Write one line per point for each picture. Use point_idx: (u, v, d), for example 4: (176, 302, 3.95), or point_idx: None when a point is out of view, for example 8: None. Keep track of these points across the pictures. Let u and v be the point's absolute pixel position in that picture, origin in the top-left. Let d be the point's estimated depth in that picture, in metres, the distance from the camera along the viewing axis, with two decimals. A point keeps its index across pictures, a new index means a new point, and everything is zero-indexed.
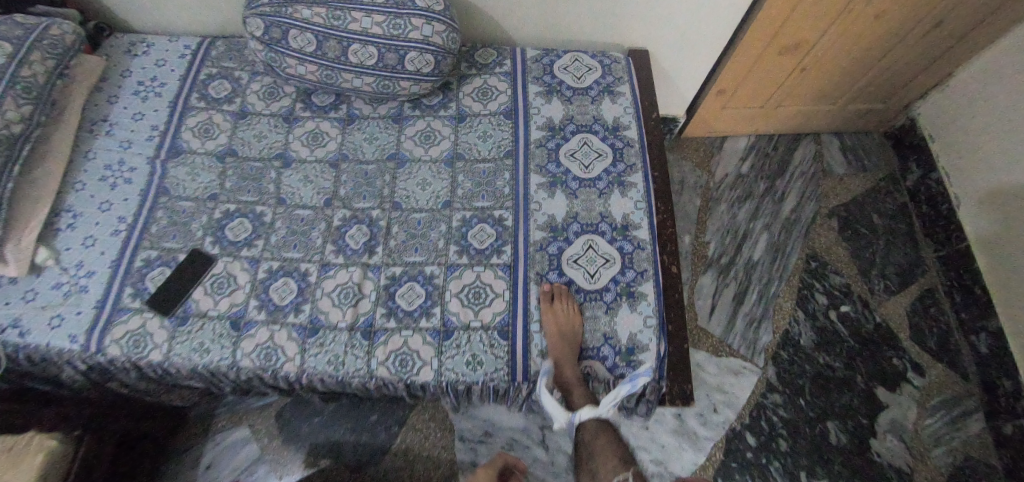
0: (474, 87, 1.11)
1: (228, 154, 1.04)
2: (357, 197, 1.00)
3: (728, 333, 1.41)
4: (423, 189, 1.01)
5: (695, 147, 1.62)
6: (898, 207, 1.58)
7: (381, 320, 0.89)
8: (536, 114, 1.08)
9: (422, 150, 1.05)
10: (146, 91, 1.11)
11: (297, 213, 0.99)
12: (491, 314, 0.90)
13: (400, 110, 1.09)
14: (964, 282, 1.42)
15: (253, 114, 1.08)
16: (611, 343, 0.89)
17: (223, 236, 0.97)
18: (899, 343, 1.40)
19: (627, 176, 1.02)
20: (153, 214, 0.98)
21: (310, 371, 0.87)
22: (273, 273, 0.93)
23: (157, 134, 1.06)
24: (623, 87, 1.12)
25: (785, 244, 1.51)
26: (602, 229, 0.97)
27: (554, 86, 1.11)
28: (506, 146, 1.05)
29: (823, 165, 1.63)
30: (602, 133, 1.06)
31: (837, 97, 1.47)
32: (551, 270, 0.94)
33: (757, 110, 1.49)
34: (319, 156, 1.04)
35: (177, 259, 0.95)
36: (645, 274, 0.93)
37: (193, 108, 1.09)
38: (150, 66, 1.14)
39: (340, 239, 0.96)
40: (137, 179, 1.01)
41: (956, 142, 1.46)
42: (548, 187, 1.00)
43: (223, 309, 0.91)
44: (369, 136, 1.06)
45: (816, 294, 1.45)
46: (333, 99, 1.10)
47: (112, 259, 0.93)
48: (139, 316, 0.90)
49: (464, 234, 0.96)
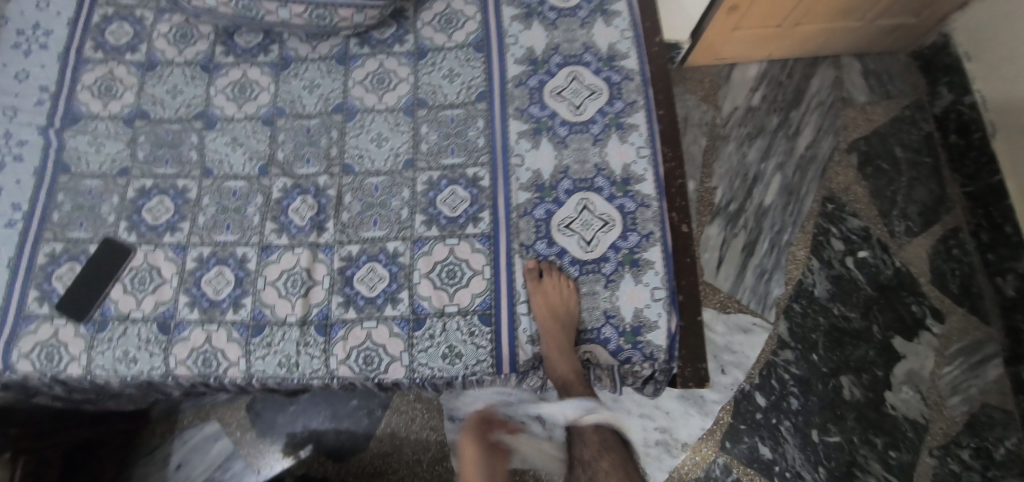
0: (436, 14, 0.90)
1: (138, 116, 0.85)
2: (298, 162, 0.83)
3: (738, 287, 1.28)
4: (378, 146, 0.83)
5: (701, 79, 1.42)
6: (923, 137, 1.41)
7: (339, 311, 0.75)
8: (513, 45, 0.88)
9: (375, 98, 0.86)
10: (28, 42, 0.87)
11: (227, 185, 0.81)
12: (470, 295, 0.75)
13: (345, 49, 0.89)
14: (991, 219, 1.28)
15: (164, 64, 0.88)
16: (614, 323, 0.75)
17: (140, 220, 0.80)
18: (919, 289, 1.28)
19: (626, 116, 0.84)
20: (54, 198, 0.80)
21: (257, 376, 0.73)
22: (203, 261, 0.77)
23: (48, 97, 0.85)
24: (619, 4, 0.91)
25: (799, 185, 1.35)
26: (598, 185, 0.80)
27: (534, 7, 0.91)
28: (478, 87, 0.86)
29: (842, 92, 1.44)
30: (595, 66, 0.87)
31: (866, 9, 1.26)
32: (539, 240, 0.78)
33: (774, 28, 1.28)
34: (249, 113, 0.85)
35: (88, 252, 0.78)
36: (652, 237, 0.78)
37: (89, 60, 0.87)
38: (31, 9, 0.89)
39: (282, 216, 0.80)
40: (30, 155, 0.82)
41: (999, 56, 1.26)
42: (531, 135, 0.83)
43: (148, 310, 0.75)
44: (309, 83, 0.87)
45: (832, 240, 1.31)
46: (261, 39, 0.89)
47: (8, 258, 0.76)
48: (48, 325, 0.74)
49: (431, 200, 0.80)
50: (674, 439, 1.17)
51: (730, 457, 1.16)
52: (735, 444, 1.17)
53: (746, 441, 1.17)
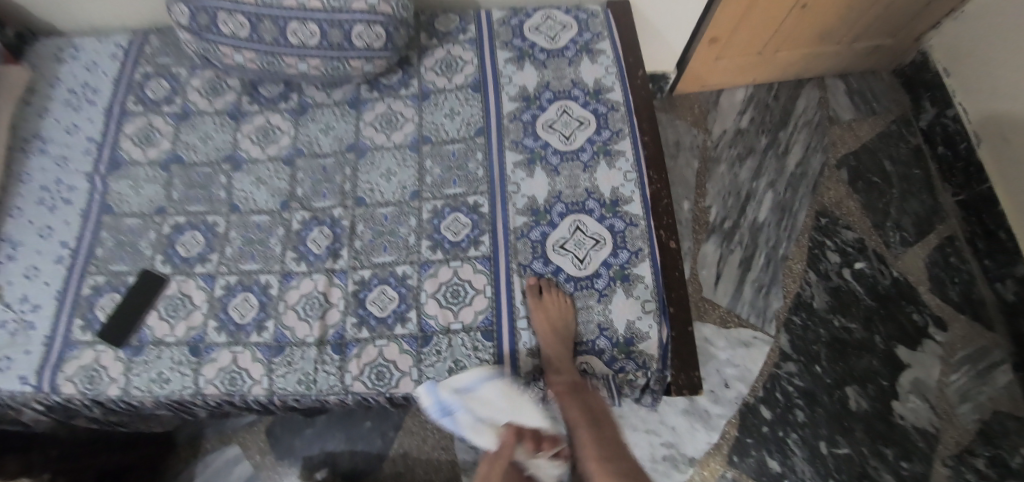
0: (437, 60, 1.00)
1: (173, 161, 0.95)
2: (315, 197, 0.91)
3: (736, 302, 1.32)
4: (388, 180, 0.91)
5: (690, 105, 1.50)
6: (912, 151, 1.46)
7: (353, 331, 0.81)
8: (508, 84, 0.97)
9: (384, 137, 0.95)
10: (78, 100, 0.99)
11: (252, 220, 0.90)
12: (473, 313, 0.81)
13: (356, 94, 0.98)
14: (985, 226, 1.32)
15: (197, 114, 0.98)
16: (607, 334, 0.81)
17: (174, 252, 0.88)
18: (918, 297, 1.31)
19: (613, 143, 0.91)
20: (98, 236, 0.89)
21: (279, 393, 0.79)
22: (231, 288, 0.85)
23: (95, 147, 0.96)
24: (603, 44, 1.00)
25: (792, 201, 1.40)
26: (589, 207, 0.87)
27: (525, 50, 1.00)
28: (476, 123, 0.94)
29: (828, 112, 1.50)
30: (583, 99, 0.95)
31: (842, 33, 1.33)
32: (535, 259, 0.84)
33: (756, 55, 1.36)
34: (272, 155, 0.94)
35: (127, 284, 0.86)
36: (641, 253, 0.84)
37: (130, 113, 0.98)
38: (81, 71, 1.01)
39: (302, 245, 0.87)
40: (78, 198, 0.92)
41: (976, 69, 1.32)
42: (526, 165, 0.90)
43: (180, 335, 0.83)
44: (324, 126, 0.96)
45: (827, 253, 1.35)
46: (282, 89, 0.99)
47: (58, 290, 0.85)
48: (91, 350, 0.82)
49: (436, 226, 0.87)
50: (681, 455, 1.19)
51: (738, 471, 1.17)
52: (743, 458, 1.18)
53: (754, 455, 1.18)
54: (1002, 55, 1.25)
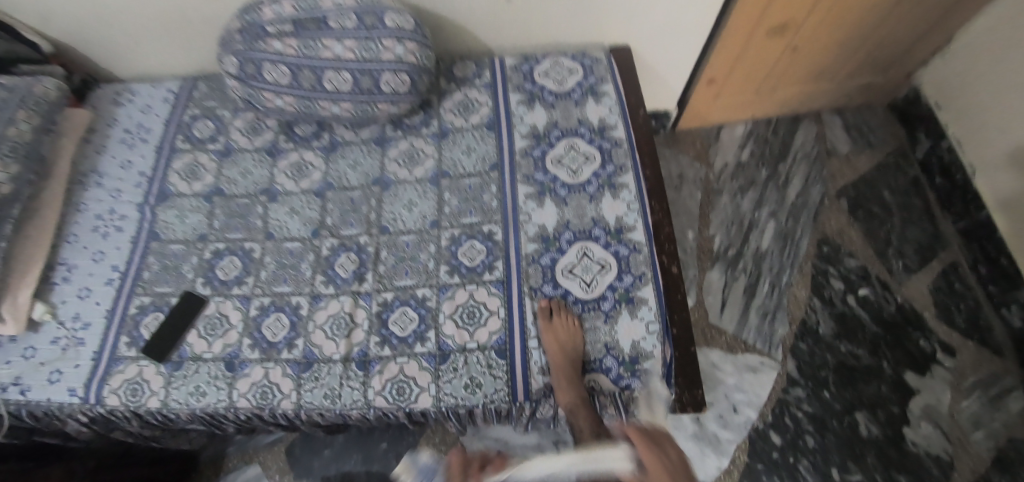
0: (455, 102, 1.10)
1: (215, 193, 1.04)
2: (344, 225, 0.99)
3: (742, 328, 1.35)
4: (410, 210, 0.99)
5: (692, 140, 1.57)
6: (909, 181, 1.51)
7: (376, 349, 0.87)
8: (520, 123, 1.06)
9: (407, 171, 1.03)
10: (133, 138, 1.10)
11: (285, 246, 0.98)
12: (487, 333, 0.87)
13: (382, 133, 1.08)
14: (987, 253, 1.35)
15: (238, 151, 1.08)
16: (613, 354, 0.86)
17: (214, 276, 0.96)
18: (924, 324, 1.34)
19: (618, 177, 0.99)
20: (145, 260, 0.98)
21: (307, 406, 0.85)
22: (265, 309, 0.92)
23: (146, 181, 1.06)
24: (606, 86, 1.09)
25: (793, 231, 1.45)
26: (595, 235, 0.94)
27: (535, 93, 1.09)
28: (491, 159, 1.02)
29: (826, 145, 1.57)
30: (588, 136, 1.03)
31: (834, 72, 1.42)
32: (545, 283, 0.91)
33: (753, 93, 1.45)
34: (305, 188, 1.03)
35: (170, 303, 0.94)
36: (644, 277, 0.90)
37: (178, 150, 1.09)
38: (136, 113, 1.13)
39: (330, 269, 0.95)
40: (128, 226, 1.01)
41: (963, 103, 1.38)
42: (537, 196, 0.98)
43: (217, 351, 0.89)
44: (353, 162, 1.05)
45: (831, 280, 1.39)
46: (314, 128, 1.09)
47: (107, 309, 0.93)
48: (135, 365, 0.89)
49: (454, 252, 0.94)
50: None
51: None
52: None
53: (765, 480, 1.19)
54: (986, 90, 1.31)
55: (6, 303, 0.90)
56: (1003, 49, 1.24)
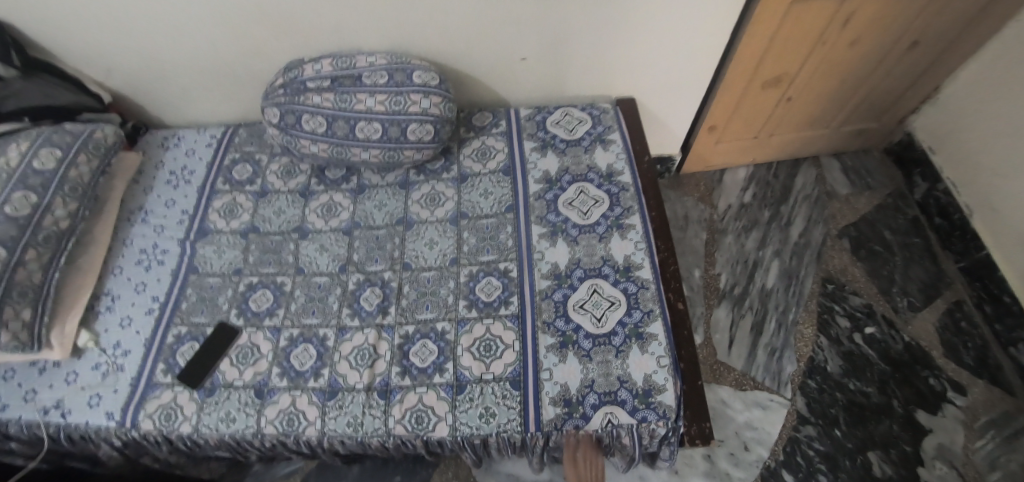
0: (473, 149, 1.18)
1: (251, 230, 1.12)
2: (369, 261, 1.06)
3: (750, 365, 1.37)
4: (431, 248, 1.06)
5: (696, 183, 1.64)
6: (910, 222, 1.55)
7: (397, 379, 0.92)
8: (533, 168, 1.14)
9: (428, 212, 1.11)
10: (177, 179, 1.20)
11: (314, 280, 1.05)
12: (503, 365, 0.92)
13: (406, 177, 1.16)
14: (990, 291, 1.38)
15: (273, 192, 1.17)
16: (628, 387, 0.88)
17: (247, 307, 1.03)
18: (933, 362, 1.35)
19: (625, 218, 1.05)
20: (184, 292, 1.05)
21: (330, 433, 0.89)
22: (293, 340, 0.98)
23: (187, 218, 1.14)
24: (614, 135, 1.17)
25: (798, 270, 1.49)
26: (605, 272, 0.99)
27: (548, 141, 1.18)
28: (507, 201, 1.10)
29: (826, 188, 1.63)
30: (597, 180, 1.11)
31: (828, 118, 1.50)
32: (558, 318, 0.95)
33: (753, 138, 1.53)
34: (334, 226, 1.11)
35: (205, 333, 1.00)
36: (652, 314, 0.94)
37: (218, 191, 1.18)
38: (181, 156, 1.23)
39: (356, 303, 1.01)
40: (169, 260, 1.09)
41: (956, 147, 1.44)
42: (549, 236, 1.04)
43: (248, 379, 0.95)
44: (378, 203, 1.13)
45: (837, 318, 1.42)
46: (344, 172, 1.18)
47: (146, 338, 1.00)
48: (170, 390, 0.94)
49: (471, 288, 1.00)
50: None
51: None
52: None
53: None
54: (977, 134, 1.37)
55: (55, 330, 0.97)
56: (988, 97, 1.32)
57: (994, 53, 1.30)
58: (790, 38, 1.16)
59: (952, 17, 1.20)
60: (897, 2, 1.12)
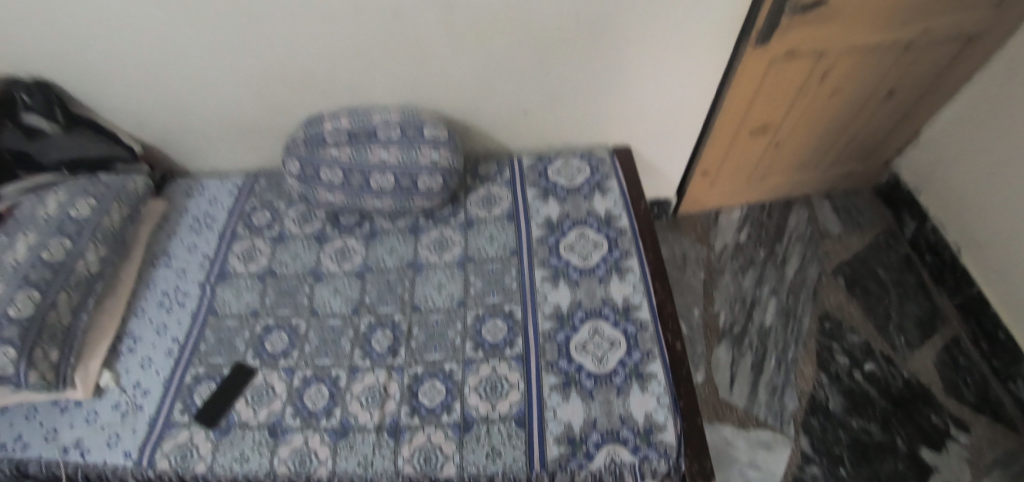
0: (478, 196, 1.25)
1: (268, 274, 1.18)
2: (380, 304, 1.11)
3: (753, 404, 1.38)
4: (439, 291, 1.11)
5: (693, 224, 1.71)
6: (903, 259, 1.60)
7: (406, 418, 0.96)
8: (536, 214, 1.20)
9: (436, 256, 1.17)
10: (200, 225, 1.27)
11: (328, 323, 1.10)
12: (508, 405, 0.95)
13: (415, 223, 1.23)
14: (984, 327, 1.41)
15: (290, 237, 1.23)
16: (630, 426, 0.91)
17: (263, 349, 1.07)
18: (933, 399, 1.36)
19: (623, 261, 1.11)
20: (203, 334, 1.10)
21: (341, 473, 0.92)
22: (307, 380, 1.02)
23: (208, 262, 1.21)
24: (611, 182, 1.25)
25: (795, 308, 1.52)
26: (605, 314, 1.04)
27: (550, 188, 1.25)
28: (511, 246, 1.16)
29: (819, 227, 1.68)
30: (596, 225, 1.17)
31: (816, 162, 1.57)
32: (561, 358, 0.99)
33: (745, 181, 1.60)
34: (346, 270, 1.17)
35: (222, 374, 1.04)
36: (651, 354, 0.98)
37: (238, 236, 1.24)
38: (204, 203, 1.31)
39: (367, 344, 1.06)
40: (190, 302, 1.15)
41: (941, 185, 1.51)
42: (552, 279, 1.10)
43: (262, 419, 0.98)
44: (389, 248, 1.19)
45: (836, 356, 1.44)
46: (356, 219, 1.25)
47: (165, 378, 1.04)
48: (186, 430, 0.98)
49: (478, 329, 1.05)
50: None
51: None
52: None
53: None
54: (960, 173, 1.44)
55: (80, 371, 1.01)
56: (968, 140, 1.40)
57: (968, 99, 1.38)
58: (773, 91, 1.25)
59: (923, 69, 1.29)
60: (870, 57, 1.22)
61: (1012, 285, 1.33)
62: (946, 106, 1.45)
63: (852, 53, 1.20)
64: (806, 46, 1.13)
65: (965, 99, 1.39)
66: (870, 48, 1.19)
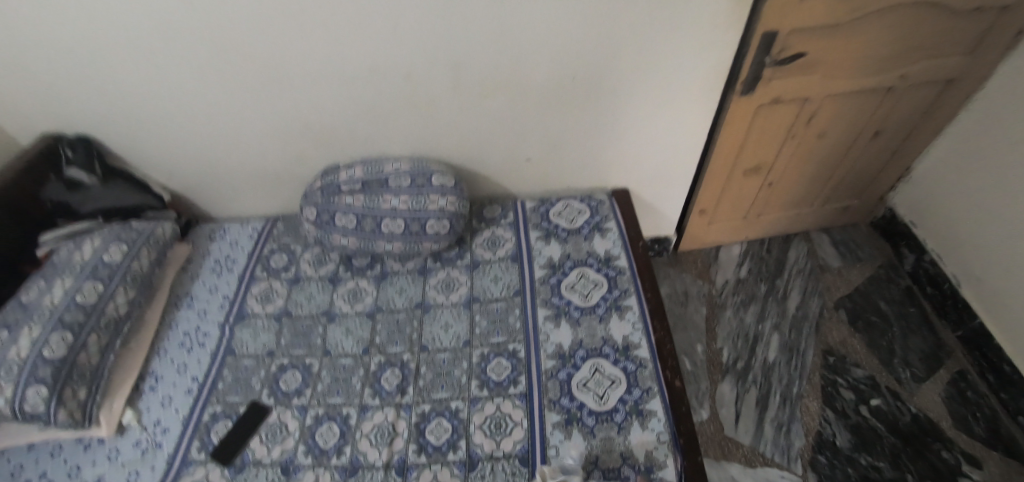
0: (484, 238, 1.31)
1: (284, 314, 1.24)
2: (390, 343, 1.16)
3: (759, 440, 1.37)
4: (446, 330, 1.16)
5: (694, 260, 1.75)
6: (904, 292, 1.62)
7: (413, 456, 0.99)
8: (538, 255, 1.26)
9: (444, 297, 1.22)
10: (221, 268, 1.34)
11: (340, 362, 1.14)
12: (512, 443, 0.98)
13: (424, 264, 1.29)
14: (989, 359, 1.41)
15: (305, 278, 1.30)
16: (630, 463, 0.93)
17: (277, 387, 1.12)
18: (943, 434, 1.34)
19: (622, 300, 1.15)
20: (221, 373, 1.15)
21: None
22: (319, 418, 1.06)
23: (228, 303, 1.27)
24: (610, 223, 1.30)
25: (798, 342, 1.53)
26: (605, 352, 1.08)
27: (551, 230, 1.31)
28: (515, 286, 1.21)
29: (819, 262, 1.71)
30: (596, 265, 1.22)
31: (811, 198, 1.62)
32: (563, 396, 1.03)
33: (742, 218, 1.64)
34: (358, 310, 1.23)
35: (238, 412, 1.09)
36: (651, 391, 1.01)
37: (257, 278, 1.31)
38: (225, 247, 1.38)
39: (377, 383, 1.10)
40: (210, 342, 1.20)
41: (936, 220, 1.54)
42: (554, 318, 1.14)
43: (275, 456, 1.02)
44: (399, 289, 1.25)
45: (841, 391, 1.43)
46: (368, 261, 1.31)
47: (184, 416, 1.09)
48: (202, 467, 1.01)
49: (483, 368, 1.09)
50: None
51: None
52: None
53: None
54: (954, 208, 1.47)
55: (105, 409, 1.06)
56: (959, 176, 1.44)
57: (955, 137, 1.44)
58: (763, 135, 1.32)
59: (906, 111, 1.36)
60: (853, 101, 1.29)
61: (1014, 317, 1.34)
62: (933, 144, 1.50)
63: (834, 99, 1.27)
64: (789, 94, 1.21)
65: (951, 137, 1.45)
66: (852, 94, 1.26)
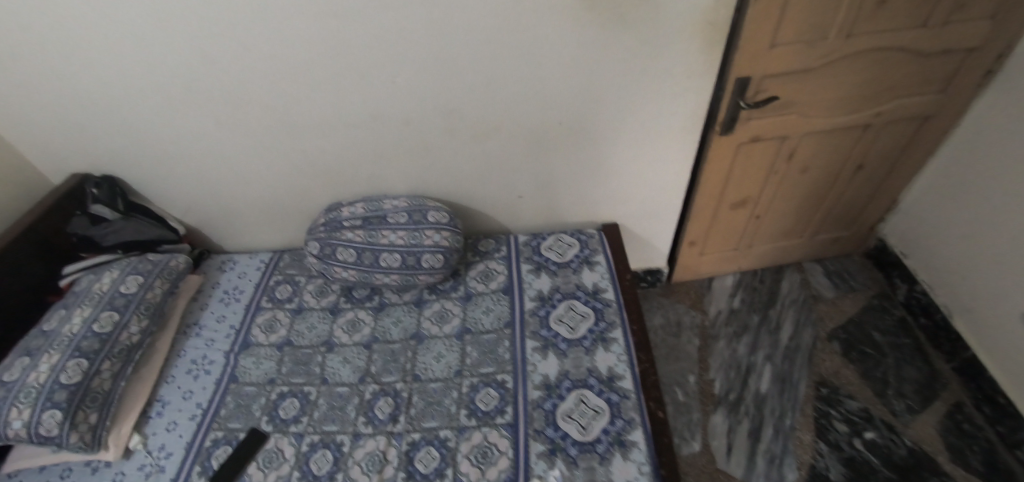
0: (478, 271, 1.37)
1: (286, 343, 1.30)
2: (384, 373, 1.21)
3: (750, 473, 1.36)
4: (438, 361, 1.21)
5: (687, 290, 1.78)
6: (897, 323, 1.62)
7: None
8: (529, 287, 1.31)
9: (437, 328, 1.27)
10: (229, 298, 1.41)
11: (336, 389, 1.19)
12: (497, 471, 1.01)
13: (420, 296, 1.35)
14: (984, 391, 1.40)
15: (307, 309, 1.36)
16: None
17: (276, 414, 1.17)
18: (939, 467, 1.33)
19: (608, 332, 1.19)
20: (224, 399, 1.21)
21: None
22: (314, 445, 1.10)
23: (234, 332, 1.34)
24: (599, 257, 1.36)
25: (791, 374, 1.54)
26: (590, 383, 1.11)
27: (542, 263, 1.36)
28: (505, 317, 1.26)
29: (811, 292, 1.72)
30: (584, 298, 1.26)
31: (800, 230, 1.66)
32: (548, 425, 1.06)
33: (733, 250, 1.68)
34: (355, 340, 1.28)
35: (238, 438, 1.13)
36: (633, 422, 1.04)
37: (262, 308, 1.38)
38: (235, 278, 1.46)
39: (371, 411, 1.14)
40: (215, 369, 1.26)
41: (925, 251, 1.56)
42: (541, 349, 1.18)
43: None
44: (395, 319, 1.31)
45: (834, 423, 1.43)
46: (367, 292, 1.38)
47: (187, 441, 1.14)
48: None
49: (472, 398, 1.13)
50: None
51: None
52: None
53: None
54: (942, 241, 1.50)
55: (113, 433, 1.12)
56: (944, 208, 1.47)
57: (937, 171, 1.48)
58: (746, 171, 1.38)
59: (885, 146, 1.40)
60: (832, 138, 1.34)
61: (1005, 347, 1.34)
62: (918, 178, 1.54)
63: (813, 136, 1.32)
64: (768, 133, 1.27)
65: (934, 171, 1.49)
66: (830, 132, 1.32)
